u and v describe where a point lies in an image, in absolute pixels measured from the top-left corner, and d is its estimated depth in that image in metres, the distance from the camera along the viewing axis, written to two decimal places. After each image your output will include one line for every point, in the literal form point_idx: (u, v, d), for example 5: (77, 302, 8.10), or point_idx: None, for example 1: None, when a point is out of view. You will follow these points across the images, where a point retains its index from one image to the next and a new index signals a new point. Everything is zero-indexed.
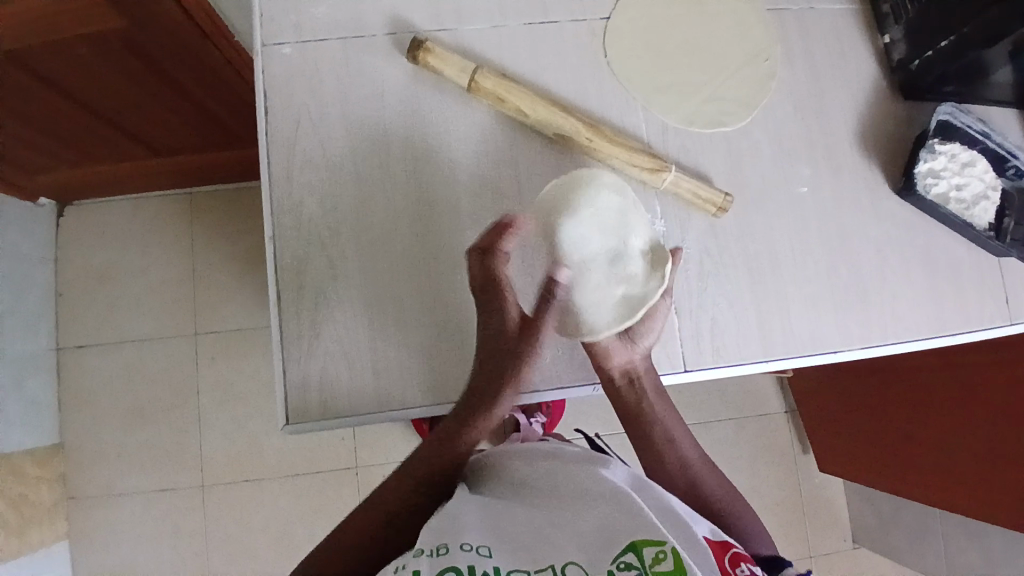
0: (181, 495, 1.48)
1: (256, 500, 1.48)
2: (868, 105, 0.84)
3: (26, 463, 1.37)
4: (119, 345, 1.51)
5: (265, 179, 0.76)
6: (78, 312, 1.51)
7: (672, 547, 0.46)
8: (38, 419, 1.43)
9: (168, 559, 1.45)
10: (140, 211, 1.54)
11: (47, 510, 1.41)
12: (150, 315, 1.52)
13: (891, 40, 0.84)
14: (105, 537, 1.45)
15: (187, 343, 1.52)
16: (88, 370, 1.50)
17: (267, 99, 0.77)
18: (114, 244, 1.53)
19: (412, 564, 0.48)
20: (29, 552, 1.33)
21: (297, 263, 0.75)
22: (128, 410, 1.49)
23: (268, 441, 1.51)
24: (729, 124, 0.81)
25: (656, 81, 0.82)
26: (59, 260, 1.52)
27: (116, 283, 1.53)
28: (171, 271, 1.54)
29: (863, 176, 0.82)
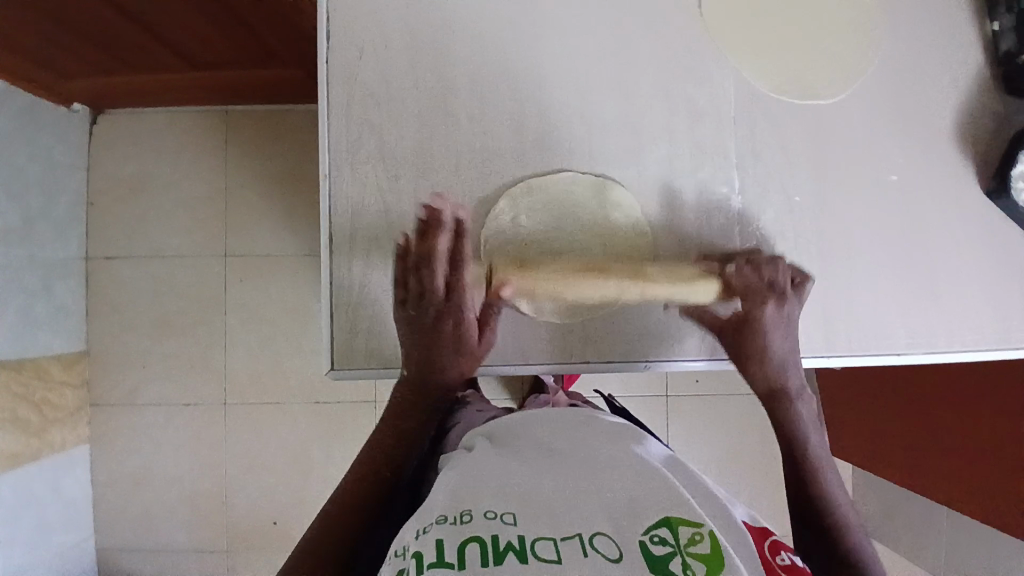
0: (201, 412, 1.51)
1: (275, 424, 1.51)
2: (960, 92, 0.79)
3: (52, 366, 1.39)
4: (149, 259, 1.51)
5: (324, 109, 0.73)
6: (108, 221, 1.51)
7: (708, 530, 0.46)
8: (66, 324, 1.45)
9: (185, 471, 1.50)
10: (176, 124, 1.52)
11: (71, 413, 1.44)
12: (181, 231, 1.52)
13: (1000, 29, 0.79)
14: (127, 443, 1.49)
15: (216, 263, 1.52)
16: (117, 280, 1.51)
17: (330, 22, 0.73)
18: (148, 156, 1.51)
19: (434, 534, 0.48)
20: (51, 453, 1.37)
21: (352, 203, 0.73)
22: (153, 324, 1.51)
23: (290, 369, 1.52)
24: (824, 97, 0.77)
25: (751, 44, 0.78)
26: (92, 167, 1.51)
27: (148, 195, 1.52)
28: (203, 189, 1.52)
29: (942, 168, 0.78)
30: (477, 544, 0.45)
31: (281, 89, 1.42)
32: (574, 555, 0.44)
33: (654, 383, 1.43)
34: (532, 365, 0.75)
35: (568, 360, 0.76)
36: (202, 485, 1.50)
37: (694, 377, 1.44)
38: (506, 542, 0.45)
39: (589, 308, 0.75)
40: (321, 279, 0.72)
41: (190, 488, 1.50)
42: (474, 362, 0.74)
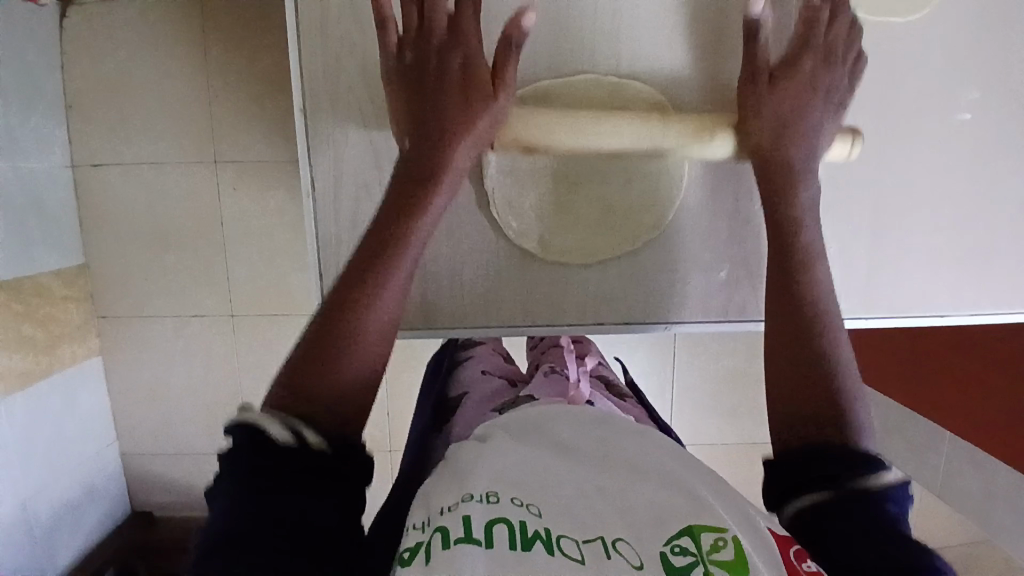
0: (207, 325, 1.51)
1: (281, 337, 1.52)
2: None
3: (52, 281, 1.37)
4: (138, 168, 1.44)
5: (295, 67, 0.70)
6: (90, 126, 1.42)
7: (733, 538, 0.44)
8: (61, 237, 1.41)
9: (197, 381, 1.53)
10: (151, 16, 1.38)
11: (78, 326, 1.45)
12: (168, 137, 1.43)
13: None
14: (137, 353, 1.51)
15: (207, 172, 1.44)
16: (107, 190, 1.45)
17: None
18: (124, 53, 1.39)
19: (462, 507, 0.47)
20: (63, 366, 1.40)
21: (333, 160, 0.72)
22: (150, 236, 1.47)
23: (293, 282, 1.49)
24: (899, 15, 0.73)
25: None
26: (66, 66, 1.40)
27: (129, 98, 1.41)
28: (187, 90, 1.41)
29: None
30: (505, 525, 0.45)
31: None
32: (598, 556, 0.43)
33: None
34: (543, 327, 0.79)
35: (572, 320, 0.79)
36: (215, 393, 1.53)
37: None
38: (533, 530, 0.44)
39: (569, 206, 0.77)
40: (308, 246, 0.73)
41: (204, 395, 1.53)
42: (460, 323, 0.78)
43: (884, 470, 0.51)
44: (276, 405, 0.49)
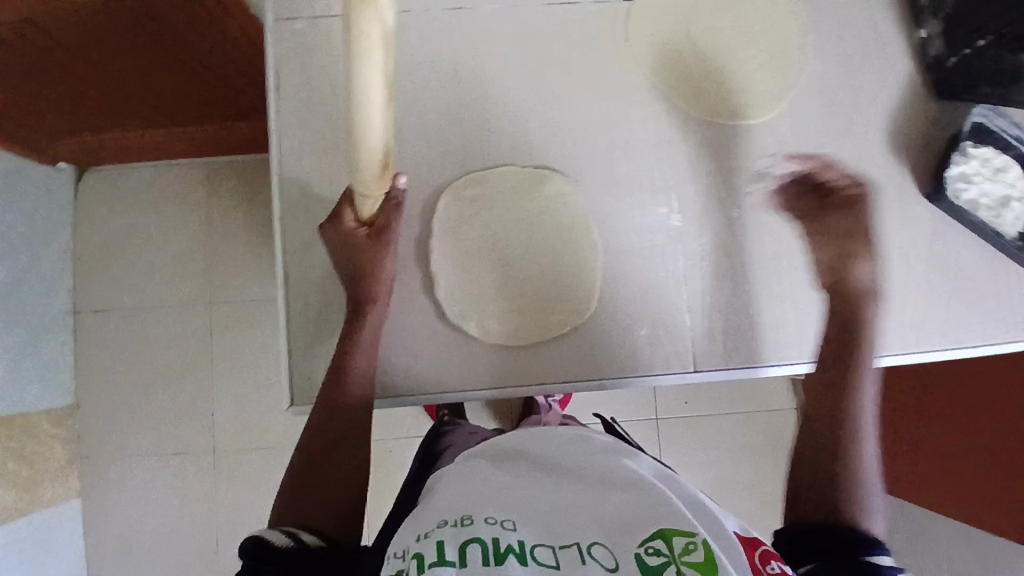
0: (188, 463, 1.49)
1: (265, 469, 1.50)
2: (899, 105, 0.78)
3: (40, 421, 1.37)
4: (135, 310, 1.52)
5: (275, 173, 0.75)
6: (97, 279, 1.51)
7: (701, 540, 0.52)
8: (58, 380, 1.44)
9: (177, 523, 1.47)
10: (160, 179, 1.54)
11: (62, 467, 1.43)
12: (164, 281, 1.53)
13: (928, 35, 0.78)
14: (118, 496, 1.47)
15: (202, 315, 1.52)
16: (104, 338, 1.50)
17: (275, 72, 0.76)
18: (132, 211, 1.53)
19: (437, 534, 0.54)
20: (41, 508, 1.35)
21: (303, 265, 0.74)
22: (140, 375, 1.50)
23: (277, 416, 1.52)
24: (753, 118, 0.76)
25: (676, 66, 0.77)
26: (79, 226, 1.52)
27: (140, 253, 1.52)
28: (188, 241, 1.53)
29: (893, 186, 0.77)
30: (479, 544, 0.51)
31: (201, 150, 1.48)
32: (573, 562, 0.51)
33: (626, 409, 1.47)
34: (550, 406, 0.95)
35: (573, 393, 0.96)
36: (196, 541, 1.47)
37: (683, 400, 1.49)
38: (507, 545, 0.52)
39: None
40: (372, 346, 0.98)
41: (183, 541, 1.47)
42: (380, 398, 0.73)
43: (875, 552, 0.53)
44: (286, 495, 0.63)
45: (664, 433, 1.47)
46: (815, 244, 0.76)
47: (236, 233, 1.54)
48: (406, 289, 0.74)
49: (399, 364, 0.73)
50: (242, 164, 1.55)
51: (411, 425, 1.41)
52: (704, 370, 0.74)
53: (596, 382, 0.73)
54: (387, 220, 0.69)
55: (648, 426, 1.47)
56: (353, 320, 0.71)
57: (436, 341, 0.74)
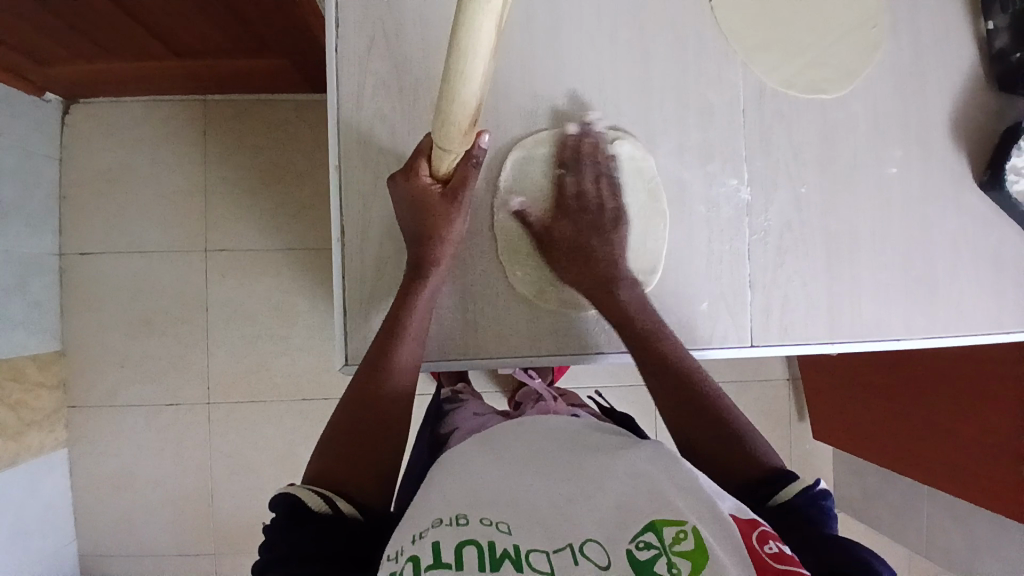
0: (180, 414, 1.45)
1: (261, 423, 1.47)
2: (961, 93, 0.80)
3: (27, 366, 1.31)
4: (125, 253, 1.44)
5: (333, 116, 0.72)
6: (82, 219, 1.43)
7: (692, 528, 0.51)
8: (43, 324, 1.37)
9: (169, 474, 1.45)
10: (152, 115, 1.44)
11: (49, 415, 1.37)
12: (156, 224, 1.44)
13: (995, 27, 0.79)
14: (108, 445, 1.43)
15: (197, 262, 1.45)
16: (91, 279, 1.43)
17: (340, 10, 0.72)
18: (122, 148, 1.43)
19: (434, 534, 0.53)
20: (29, 455, 1.31)
21: (361, 219, 0.72)
22: (130, 321, 1.44)
23: (273, 370, 1.48)
24: (828, 92, 0.77)
25: (758, 35, 0.77)
26: (65, 160, 1.42)
27: (130, 192, 1.44)
28: (182, 184, 1.45)
29: (948, 172, 0.79)
30: (473, 547, 0.51)
31: (203, 86, 1.38)
32: (567, 565, 0.50)
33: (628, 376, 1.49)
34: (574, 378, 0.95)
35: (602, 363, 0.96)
36: (189, 491, 1.45)
37: None
38: (501, 549, 0.51)
39: None
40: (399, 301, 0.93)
41: (176, 491, 1.45)
42: (435, 356, 0.73)
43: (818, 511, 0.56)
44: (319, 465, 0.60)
45: None
46: (871, 225, 0.78)
47: (234, 177, 1.46)
48: (469, 247, 0.73)
49: (455, 324, 0.73)
50: (245, 103, 1.45)
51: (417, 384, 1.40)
52: (759, 343, 0.76)
53: None
54: (468, 178, 0.66)
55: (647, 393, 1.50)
56: (412, 278, 0.68)
57: (494, 305, 0.73)
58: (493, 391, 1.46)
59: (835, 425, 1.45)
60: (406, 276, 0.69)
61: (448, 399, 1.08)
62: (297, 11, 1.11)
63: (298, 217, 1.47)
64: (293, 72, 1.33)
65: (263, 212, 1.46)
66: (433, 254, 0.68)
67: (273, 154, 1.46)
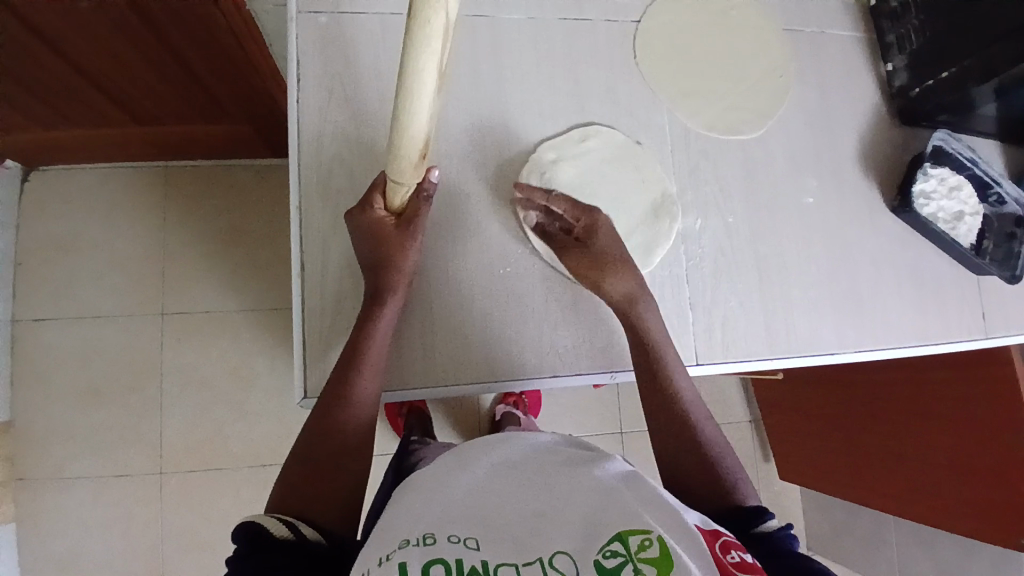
0: (133, 486, 1.40)
1: (219, 490, 1.43)
2: (869, 128, 0.89)
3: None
4: (80, 320, 1.42)
5: (293, 160, 0.76)
6: (37, 285, 1.41)
7: (656, 536, 0.53)
8: None
9: (120, 549, 1.38)
10: (112, 181, 1.46)
11: None
12: (113, 289, 1.44)
13: (895, 68, 0.89)
14: (54, 522, 1.36)
15: (154, 325, 1.44)
16: (45, 345, 1.40)
17: (299, 64, 0.78)
18: (81, 215, 1.44)
19: (400, 555, 0.54)
20: None
21: (321, 255, 0.75)
22: (83, 390, 1.41)
23: (233, 434, 1.45)
24: (746, 133, 0.85)
25: (683, 82, 0.86)
26: (22, 227, 1.42)
27: (87, 258, 1.44)
28: (141, 248, 1.46)
29: (864, 197, 0.87)
30: (442, 565, 0.53)
31: (164, 152, 1.42)
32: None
33: (592, 423, 1.50)
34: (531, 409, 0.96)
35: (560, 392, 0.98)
36: (140, 567, 1.38)
37: (645, 413, 1.54)
38: (471, 565, 0.53)
39: None
40: None
41: (125, 568, 1.37)
42: (400, 385, 0.74)
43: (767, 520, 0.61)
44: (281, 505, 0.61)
45: (627, 445, 1.52)
46: (800, 251, 0.84)
47: (195, 239, 1.47)
48: (427, 279, 0.76)
49: (416, 354, 0.75)
50: (204, 168, 1.49)
51: (381, 440, 1.39)
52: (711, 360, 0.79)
53: (607, 373, 0.78)
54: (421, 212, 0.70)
55: (613, 440, 1.51)
56: (370, 307, 0.70)
57: (454, 329, 0.76)
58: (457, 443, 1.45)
59: (797, 461, 1.47)
60: (364, 305, 0.71)
61: (417, 440, 1.08)
62: (259, 80, 1.17)
63: (256, 278, 1.48)
64: (256, 137, 1.38)
65: (223, 273, 1.47)
66: (390, 283, 0.71)
67: (235, 216, 1.49)
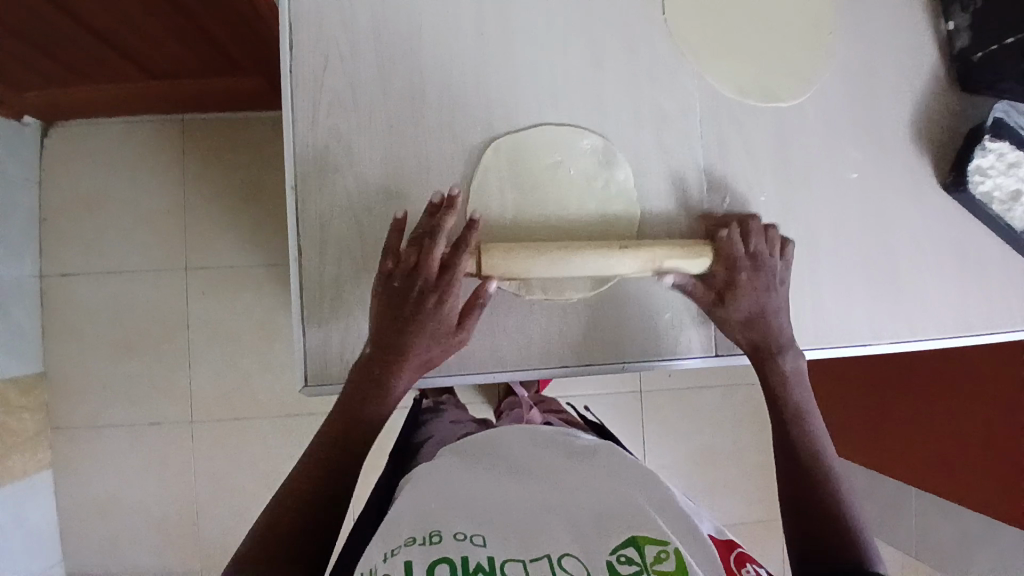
0: (163, 435, 1.45)
1: (246, 439, 1.47)
2: (920, 96, 0.80)
3: (9, 391, 1.31)
4: (105, 275, 1.44)
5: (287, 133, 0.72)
6: (62, 240, 1.43)
7: (673, 548, 0.51)
8: (23, 347, 1.37)
9: (154, 493, 1.45)
10: (129, 135, 1.44)
11: (31, 438, 1.37)
12: (135, 244, 1.45)
13: (956, 28, 0.80)
14: (91, 467, 1.43)
15: (177, 280, 1.45)
16: (73, 299, 1.43)
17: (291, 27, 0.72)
18: (100, 169, 1.44)
19: (404, 552, 0.51)
20: (13, 480, 1.30)
21: (319, 235, 0.72)
22: (111, 342, 1.44)
23: (259, 385, 1.48)
24: (787, 100, 0.78)
25: (716, 45, 0.78)
26: (44, 182, 1.42)
27: (108, 212, 1.44)
28: (161, 202, 1.45)
29: (908, 176, 0.79)
30: (448, 564, 0.50)
31: (180, 105, 1.39)
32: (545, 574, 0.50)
33: (611, 386, 1.49)
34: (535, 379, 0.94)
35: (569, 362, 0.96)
36: (174, 510, 1.45)
37: (667, 376, 1.51)
38: (476, 563, 0.50)
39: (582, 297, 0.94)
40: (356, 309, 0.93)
41: (161, 510, 1.45)
42: None
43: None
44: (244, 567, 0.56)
45: (647, 408, 1.50)
46: (833, 231, 0.78)
47: (212, 195, 1.46)
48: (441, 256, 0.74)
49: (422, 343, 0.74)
50: (222, 120, 1.46)
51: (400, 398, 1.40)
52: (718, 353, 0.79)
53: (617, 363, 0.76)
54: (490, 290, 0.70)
55: (632, 402, 1.49)
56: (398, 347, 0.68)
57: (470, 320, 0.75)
58: (477, 401, 1.46)
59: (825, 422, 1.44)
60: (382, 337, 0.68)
61: (428, 408, 1.08)
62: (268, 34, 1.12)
63: (277, 234, 1.47)
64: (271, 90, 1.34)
65: (244, 228, 1.47)
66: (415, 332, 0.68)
67: (253, 171, 1.46)
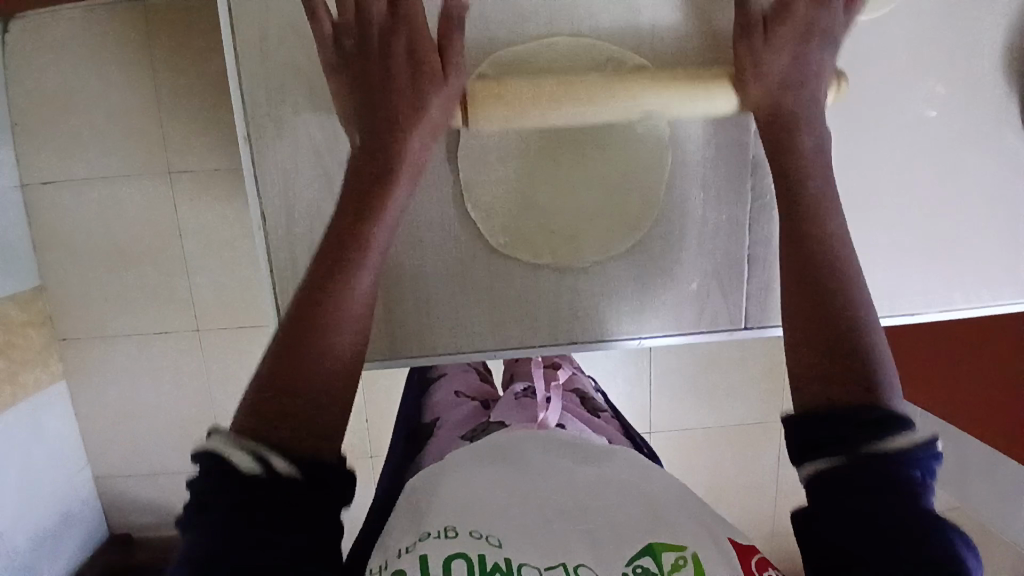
0: (170, 344, 1.45)
1: (252, 348, 1.46)
2: None
3: (8, 308, 1.30)
4: (89, 184, 1.36)
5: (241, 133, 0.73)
6: (38, 147, 1.33)
7: (692, 555, 0.50)
8: (15, 262, 1.33)
9: (168, 398, 1.47)
10: (92, 26, 1.29)
11: (39, 351, 1.38)
12: (115, 149, 1.34)
13: None
14: (104, 375, 1.45)
15: (163, 187, 1.37)
16: (60, 210, 1.36)
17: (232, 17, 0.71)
18: (65, 66, 1.30)
19: (419, 546, 0.50)
20: (28, 394, 1.34)
21: (289, 231, 0.76)
22: (105, 254, 1.39)
23: (261, 294, 1.44)
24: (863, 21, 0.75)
25: None
26: (9, 84, 1.30)
27: (81, 115, 1.32)
28: (135, 102, 1.32)
29: None
30: (463, 561, 0.48)
31: None
32: None
33: None
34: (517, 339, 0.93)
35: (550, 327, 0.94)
36: (190, 414, 1.48)
37: None
38: (494, 562, 0.49)
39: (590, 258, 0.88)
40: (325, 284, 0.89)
41: (178, 415, 1.48)
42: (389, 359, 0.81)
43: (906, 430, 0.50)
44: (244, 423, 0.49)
45: None
46: None
47: (189, 92, 1.32)
48: None
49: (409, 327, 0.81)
50: (189, 3, 1.28)
51: None
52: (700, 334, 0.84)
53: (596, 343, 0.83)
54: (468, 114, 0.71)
55: None
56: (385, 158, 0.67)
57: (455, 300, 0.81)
58: None
59: None
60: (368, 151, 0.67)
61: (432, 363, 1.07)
62: None
63: None
64: None
65: (227, 127, 1.34)
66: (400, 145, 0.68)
67: None
